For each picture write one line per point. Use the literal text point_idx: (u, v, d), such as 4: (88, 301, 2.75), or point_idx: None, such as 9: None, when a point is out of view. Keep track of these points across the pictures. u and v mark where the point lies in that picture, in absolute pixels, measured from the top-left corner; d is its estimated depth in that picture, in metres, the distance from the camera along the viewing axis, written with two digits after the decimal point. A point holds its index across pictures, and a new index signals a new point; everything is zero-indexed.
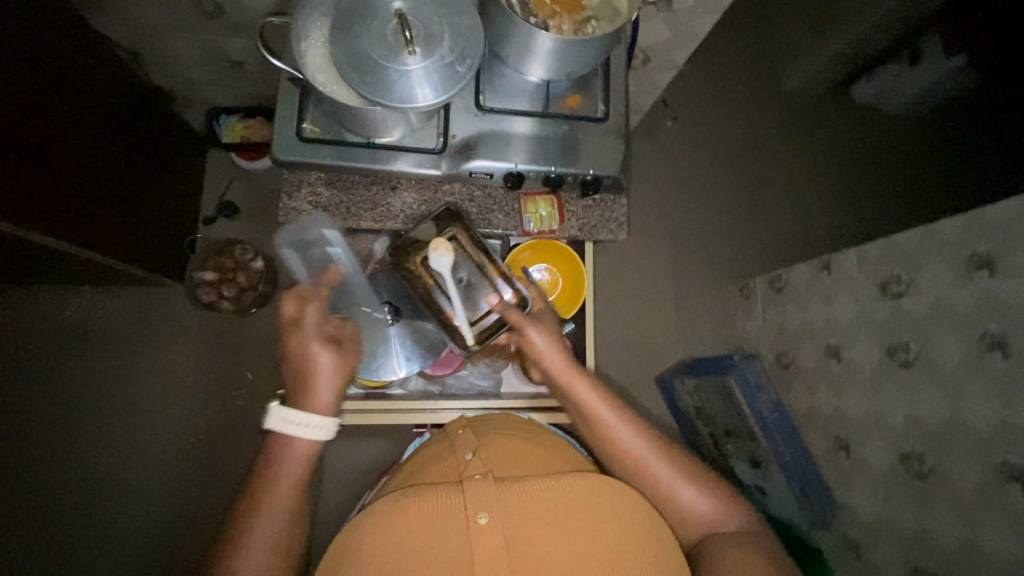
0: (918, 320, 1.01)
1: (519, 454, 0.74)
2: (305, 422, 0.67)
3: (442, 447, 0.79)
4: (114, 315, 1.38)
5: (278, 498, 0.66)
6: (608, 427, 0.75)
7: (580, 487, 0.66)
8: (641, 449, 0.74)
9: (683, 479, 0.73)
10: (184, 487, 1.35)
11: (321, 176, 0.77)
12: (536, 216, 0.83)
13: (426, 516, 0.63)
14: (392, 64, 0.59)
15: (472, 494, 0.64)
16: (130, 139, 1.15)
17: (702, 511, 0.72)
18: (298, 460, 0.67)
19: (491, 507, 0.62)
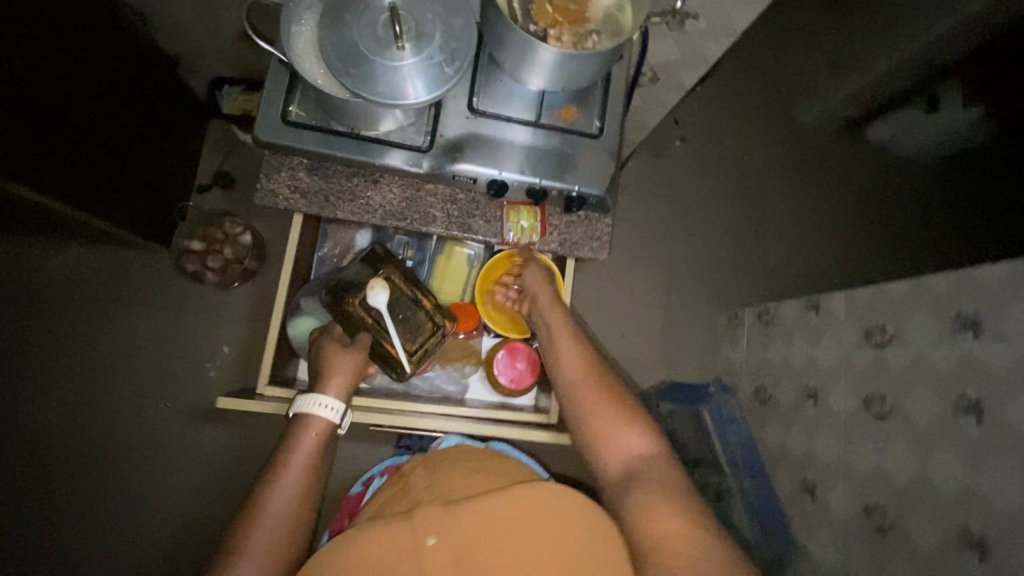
0: (898, 373, 1.00)
1: (470, 478, 0.80)
2: (325, 403, 0.77)
3: (397, 481, 0.84)
4: (97, 274, 1.37)
5: (290, 479, 0.71)
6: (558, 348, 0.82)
7: (521, 501, 0.72)
8: (581, 372, 0.78)
9: (617, 414, 0.74)
10: (144, 454, 1.34)
11: (303, 161, 0.75)
12: (517, 225, 0.81)
13: (379, 546, 0.70)
14: (378, 57, 0.58)
15: (419, 519, 0.71)
16: (132, 101, 1.13)
17: (633, 450, 0.72)
18: (316, 435, 0.76)
19: (439, 530, 0.71)
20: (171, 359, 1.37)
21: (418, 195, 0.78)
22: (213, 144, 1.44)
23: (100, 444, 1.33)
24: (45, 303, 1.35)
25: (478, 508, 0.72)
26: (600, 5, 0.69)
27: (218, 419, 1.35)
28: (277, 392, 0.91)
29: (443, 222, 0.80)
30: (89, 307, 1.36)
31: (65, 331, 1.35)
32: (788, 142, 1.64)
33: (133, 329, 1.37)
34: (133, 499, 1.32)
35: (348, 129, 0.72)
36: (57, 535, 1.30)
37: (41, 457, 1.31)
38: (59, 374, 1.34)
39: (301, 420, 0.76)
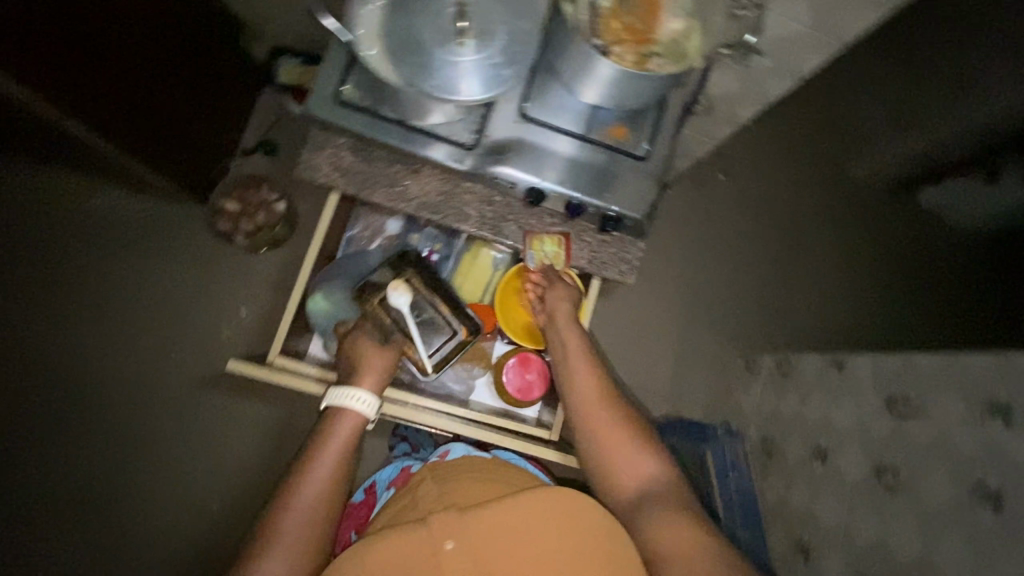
0: (916, 448, 0.96)
1: (479, 488, 0.79)
2: (355, 396, 0.78)
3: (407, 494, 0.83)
4: (133, 219, 1.40)
5: (321, 471, 0.73)
6: (571, 372, 0.82)
7: (533, 507, 0.72)
8: (595, 397, 0.79)
9: (637, 445, 0.76)
10: (148, 402, 1.35)
11: (348, 141, 0.75)
12: (541, 252, 0.85)
13: (395, 551, 0.68)
14: (439, 49, 0.58)
15: (437, 524, 0.70)
16: (191, 57, 1.16)
17: (647, 474, 0.75)
18: (346, 429, 0.77)
19: (456, 534, 0.70)
20: (189, 313, 1.39)
21: (455, 191, 0.78)
22: (263, 110, 1.46)
23: (107, 384, 1.35)
24: (81, 239, 1.39)
25: (492, 515, 0.71)
26: (668, 28, 0.68)
27: (225, 379, 1.37)
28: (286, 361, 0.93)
29: (476, 221, 0.80)
30: (121, 250, 1.39)
31: (94, 269, 1.38)
32: (834, 194, 1.59)
33: (158, 277, 1.39)
34: (129, 444, 1.34)
35: (395, 115, 0.72)
36: (51, 467, 1.32)
37: (50, 387, 1.34)
38: (82, 310, 1.37)
39: (334, 414, 0.77)
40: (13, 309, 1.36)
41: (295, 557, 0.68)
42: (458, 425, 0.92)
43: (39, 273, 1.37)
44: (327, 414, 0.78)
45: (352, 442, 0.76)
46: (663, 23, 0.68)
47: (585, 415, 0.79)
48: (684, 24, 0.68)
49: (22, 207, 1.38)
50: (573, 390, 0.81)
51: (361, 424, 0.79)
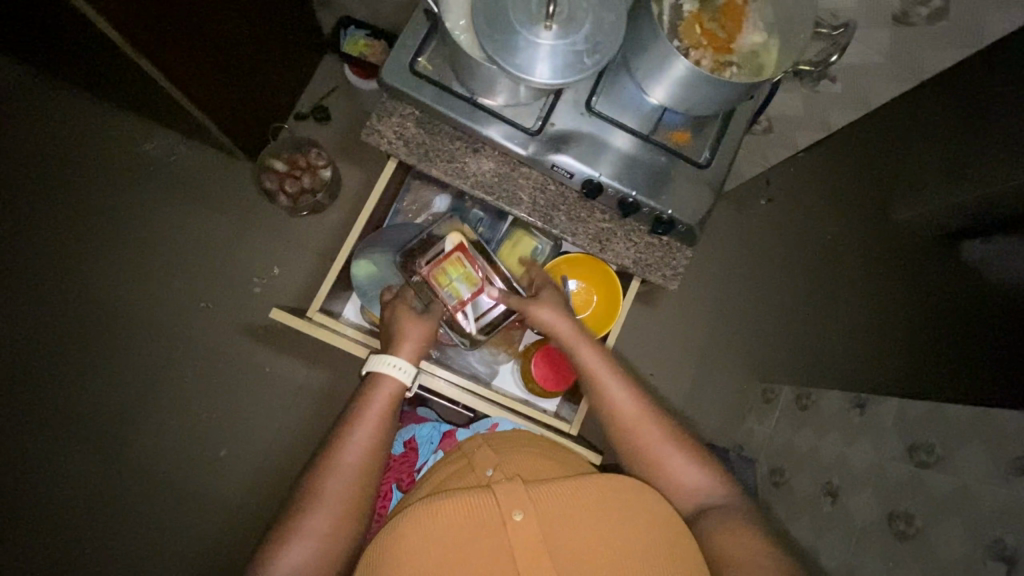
0: (932, 498, 0.95)
1: (538, 462, 0.75)
2: (396, 364, 0.79)
3: (457, 454, 0.79)
4: (184, 167, 1.44)
5: (364, 435, 0.74)
6: (606, 392, 0.79)
7: (598, 494, 0.67)
8: (636, 417, 0.77)
9: (684, 456, 0.76)
10: (173, 345, 1.39)
11: (414, 112, 0.76)
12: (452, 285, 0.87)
13: (459, 514, 0.64)
14: (524, 30, 0.59)
15: (504, 494, 0.65)
16: (258, 14, 1.19)
17: (702, 488, 0.75)
18: (384, 396, 0.77)
19: (524, 504, 0.64)
20: (225, 266, 1.42)
21: (510, 174, 0.77)
22: (322, 77, 1.49)
23: (137, 324, 1.39)
24: (131, 180, 1.43)
25: (561, 494, 0.66)
26: (748, 41, 0.68)
27: (250, 334, 1.40)
28: (325, 318, 0.94)
29: (527, 208, 0.78)
30: (168, 196, 1.43)
31: (140, 211, 1.42)
32: (876, 235, 1.57)
33: (200, 226, 1.43)
34: (150, 384, 1.37)
35: (465, 92, 0.72)
36: (76, 398, 1.36)
37: (85, 320, 1.38)
38: (123, 248, 1.41)
39: (373, 382, 0.78)
40: (61, 239, 1.40)
41: (336, 516, 0.70)
42: (481, 404, 0.93)
43: (89, 209, 1.42)
44: (368, 382, 0.79)
45: (393, 407, 0.78)
46: (743, 36, 0.68)
47: (623, 435, 0.77)
48: (765, 39, 0.68)
49: (81, 144, 1.43)
50: (611, 411, 0.78)
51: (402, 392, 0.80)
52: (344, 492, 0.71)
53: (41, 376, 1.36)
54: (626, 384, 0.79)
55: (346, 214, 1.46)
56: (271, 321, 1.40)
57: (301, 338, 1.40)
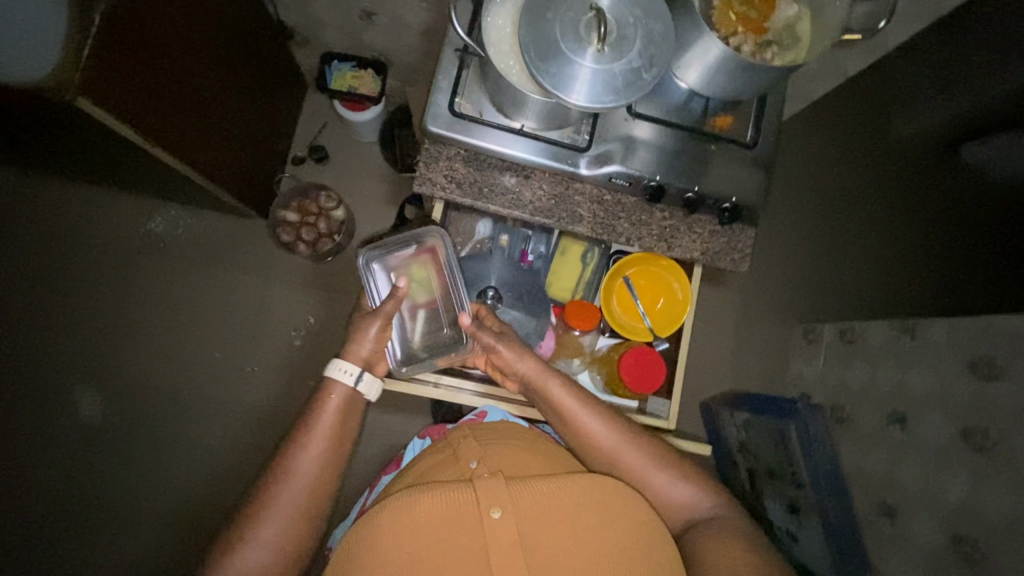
0: (1004, 408, 0.96)
1: (522, 455, 0.75)
2: (346, 369, 0.80)
3: (445, 443, 0.81)
4: (195, 235, 1.42)
5: (314, 446, 0.76)
6: (581, 426, 0.78)
7: (582, 492, 0.68)
8: (615, 444, 0.76)
9: (666, 474, 0.75)
10: (222, 414, 1.38)
11: (460, 152, 0.76)
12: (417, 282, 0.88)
13: (439, 509, 0.65)
14: (577, 56, 0.58)
15: (483, 489, 0.66)
16: (249, 74, 1.15)
17: (687, 502, 0.75)
18: (334, 402, 0.79)
19: (503, 502, 0.65)
20: (260, 326, 1.41)
21: (564, 193, 0.77)
22: (313, 119, 1.47)
23: (183, 399, 1.38)
24: (146, 259, 1.41)
25: (542, 488, 0.67)
26: (781, 15, 0.68)
27: (299, 388, 1.39)
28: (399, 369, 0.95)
29: (588, 223, 0.79)
30: (186, 267, 1.41)
31: (165, 290, 1.40)
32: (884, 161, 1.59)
33: (225, 291, 1.41)
34: (209, 457, 1.36)
35: (510, 123, 0.72)
36: (142, 487, 1.34)
37: (132, 409, 1.36)
38: (152, 328, 1.39)
39: (323, 391, 0.80)
40: None
41: (287, 522, 0.73)
42: None
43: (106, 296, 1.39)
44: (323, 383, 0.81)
45: (344, 415, 0.80)
46: (777, 11, 0.68)
47: (602, 460, 0.77)
48: (796, 9, 0.68)
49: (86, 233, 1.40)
50: (588, 444, 0.77)
51: (356, 398, 0.81)
52: (288, 501, 0.74)
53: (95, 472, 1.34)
54: (602, 413, 0.78)
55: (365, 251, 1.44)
56: (316, 373, 1.39)
57: None
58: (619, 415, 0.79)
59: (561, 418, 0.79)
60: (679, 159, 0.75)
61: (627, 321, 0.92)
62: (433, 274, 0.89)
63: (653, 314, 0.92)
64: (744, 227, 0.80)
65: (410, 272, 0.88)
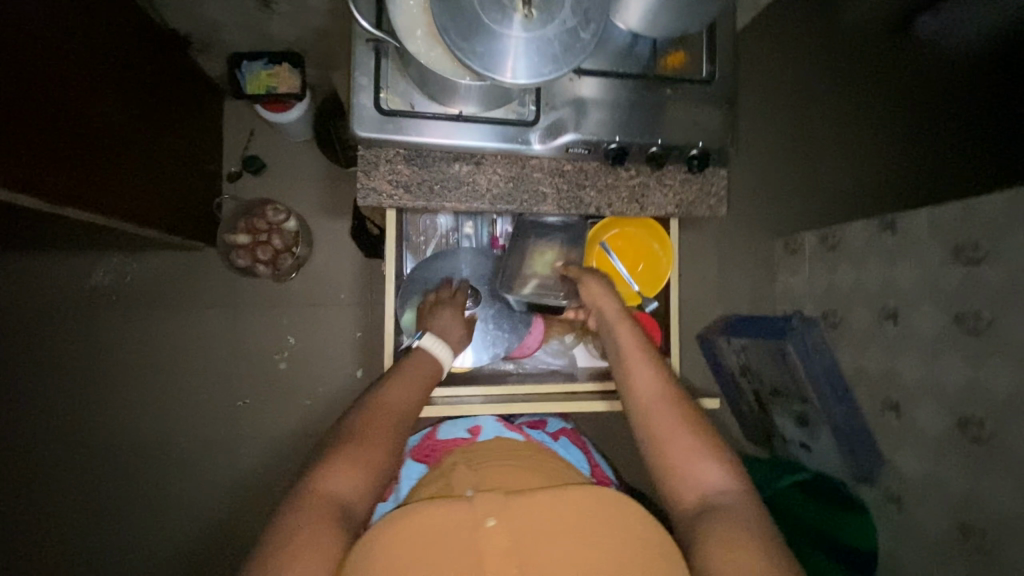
0: (994, 289, 0.95)
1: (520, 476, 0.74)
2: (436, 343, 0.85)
3: (438, 469, 0.81)
4: (143, 279, 1.33)
5: (412, 386, 0.78)
6: (632, 373, 0.77)
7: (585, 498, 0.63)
8: (660, 397, 0.74)
9: (696, 447, 0.70)
10: (223, 452, 1.34)
11: (400, 151, 0.69)
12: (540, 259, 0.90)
13: (430, 525, 0.60)
14: (502, 26, 0.51)
15: (481, 501, 0.63)
16: (152, 96, 1.03)
17: (709, 485, 0.67)
18: (426, 367, 0.82)
19: (500, 512, 0.61)
20: (238, 357, 1.35)
21: (523, 173, 0.72)
22: (236, 129, 1.35)
23: (178, 448, 1.33)
24: (96, 316, 1.32)
25: (541, 499, 0.63)
26: None
27: (295, 408, 1.35)
28: None
29: (553, 200, 0.74)
30: (142, 314, 1.33)
31: (129, 339, 1.32)
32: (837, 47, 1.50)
33: (190, 330, 1.34)
34: (221, 495, 1.33)
35: (446, 110, 0.65)
36: (165, 539, 1.32)
37: (134, 465, 1.32)
38: (123, 384, 1.32)
39: (418, 353, 0.83)
40: (51, 405, 1.30)
41: (380, 439, 0.71)
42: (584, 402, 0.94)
43: (64, 363, 1.31)
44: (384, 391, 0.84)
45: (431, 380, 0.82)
46: None
47: (637, 412, 0.74)
48: None
49: (23, 303, 1.30)
50: (636, 393, 0.76)
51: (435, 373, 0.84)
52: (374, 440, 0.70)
53: (110, 538, 1.31)
54: (655, 367, 0.77)
55: (328, 255, 1.37)
56: (309, 389, 1.35)
57: (345, 391, 1.36)
58: (668, 375, 0.77)
59: (620, 362, 0.79)
60: (635, 113, 0.69)
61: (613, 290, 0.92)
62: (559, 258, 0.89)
63: (637, 277, 0.92)
64: (716, 170, 0.76)
65: (541, 252, 0.90)
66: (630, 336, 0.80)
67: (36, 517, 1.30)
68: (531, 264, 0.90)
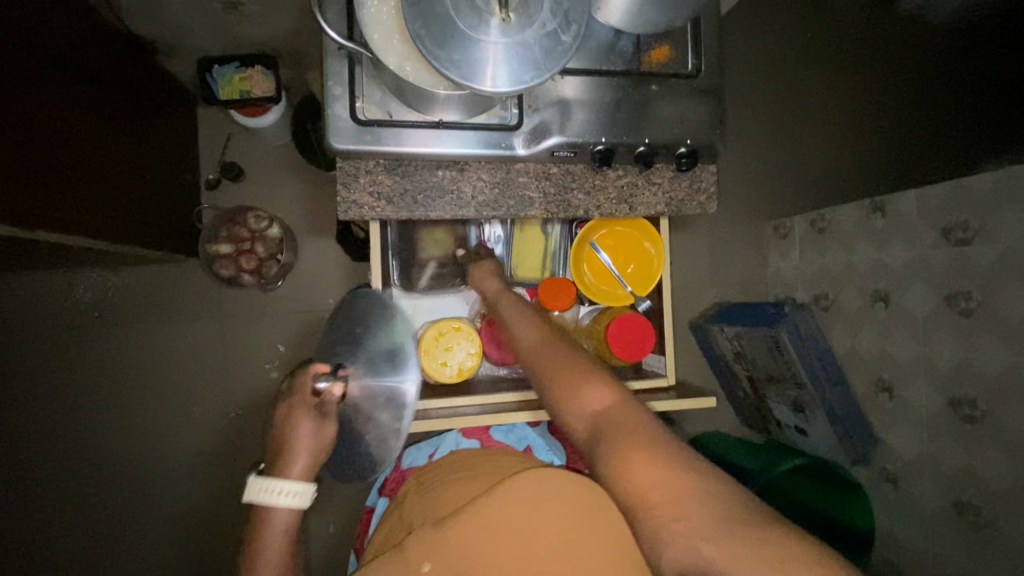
0: (986, 270, 0.94)
1: (459, 489, 0.78)
2: (282, 491, 0.71)
3: (398, 511, 0.84)
4: (126, 292, 1.30)
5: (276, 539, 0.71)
6: (518, 334, 0.75)
7: (514, 504, 0.66)
8: (545, 344, 0.71)
9: (577, 375, 0.64)
10: (217, 462, 1.32)
11: (380, 162, 0.67)
12: (432, 244, 0.94)
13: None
14: (478, 32, 0.49)
15: (413, 547, 0.69)
16: (121, 107, 0.99)
17: (597, 407, 0.61)
18: (276, 524, 0.72)
19: (432, 554, 0.68)
20: (228, 367, 1.32)
21: (508, 178, 0.70)
22: (212, 134, 1.31)
23: (172, 462, 1.31)
24: (80, 332, 1.29)
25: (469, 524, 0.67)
26: None
27: None
28: None
29: (540, 203, 0.72)
30: (126, 328, 1.30)
31: (116, 356, 1.30)
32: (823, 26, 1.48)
33: (178, 342, 1.31)
34: (218, 505, 1.32)
35: (426, 117, 0.63)
36: (165, 553, 1.31)
37: (128, 482, 1.30)
38: (111, 400, 1.29)
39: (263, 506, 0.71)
40: (38, 425, 1.28)
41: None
42: None
43: (48, 382, 1.28)
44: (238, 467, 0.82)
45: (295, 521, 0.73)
46: None
47: (527, 361, 0.71)
48: None
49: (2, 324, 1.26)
50: (524, 351, 0.73)
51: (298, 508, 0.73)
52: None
53: (107, 555, 1.30)
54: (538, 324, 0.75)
55: (314, 260, 1.34)
56: None
57: None
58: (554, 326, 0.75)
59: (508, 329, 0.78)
60: (623, 112, 0.67)
61: (606, 292, 0.91)
62: (451, 242, 0.94)
63: (629, 278, 0.92)
64: (706, 165, 0.75)
65: (434, 235, 0.93)
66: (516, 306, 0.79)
67: (33, 540, 1.28)
68: (426, 250, 0.94)
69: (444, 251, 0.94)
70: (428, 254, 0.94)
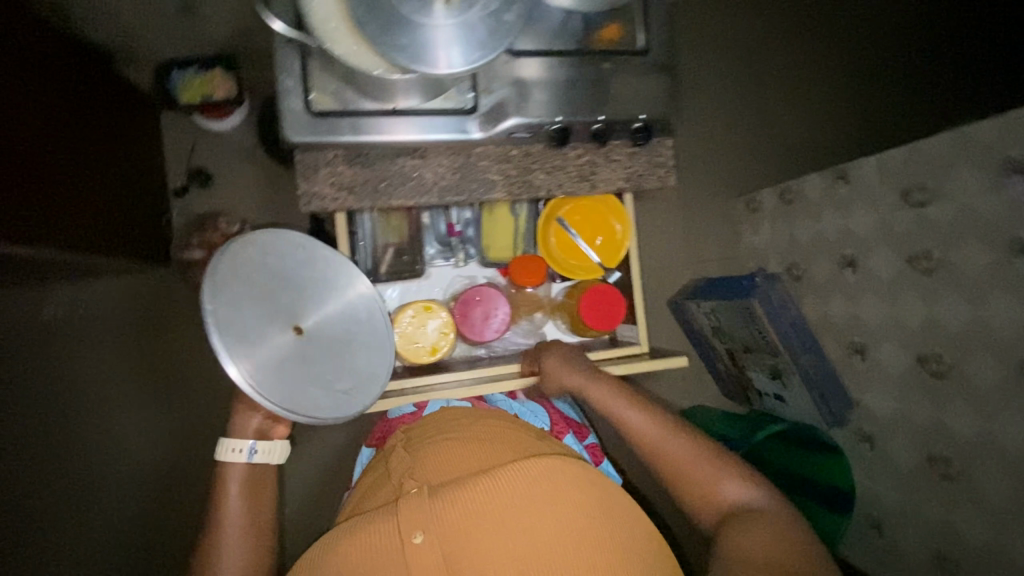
0: (945, 227, 0.97)
1: (452, 454, 0.74)
2: (235, 446, 0.81)
3: (384, 465, 0.81)
4: None
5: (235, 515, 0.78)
6: (625, 420, 0.80)
7: (522, 475, 0.66)
8: (658, 434, 0.78)
9: (711, 469, 0.74)
10: (202, 469, 1.31)
11: (340, 153, 0.68)
12: (390, 229, 0.95)
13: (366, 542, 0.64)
14: (422, 15, 0.50)
15: (405, 513, 0.64)
16: (80, 114, 0.98)
17: (733, 499, 0.71)
18: (233, 480, 0.80)
19: (425, 524, 0.63)
20: (209, 373, 1.31)
21: (468, 162, 0.71)
22: (177, 139, 1.29)
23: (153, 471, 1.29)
24: None
25: (477, 490, 0.65)
26: None
27: None
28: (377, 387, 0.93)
29: (502, 185, 0.73)
30: None
31: None
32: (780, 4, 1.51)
33: (155, 351, 1.30)
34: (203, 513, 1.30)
35: (383, 105, 0.64)
36: None
37: None
38: None
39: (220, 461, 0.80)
40: None
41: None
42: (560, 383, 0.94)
43: None
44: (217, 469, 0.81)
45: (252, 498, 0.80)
46: None
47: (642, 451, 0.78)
48: None
49: None
50: (636, 439, 0.79)
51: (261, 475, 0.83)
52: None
53: None
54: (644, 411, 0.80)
55: None
56: None
57: None
58: (660, 410, 0.81)
59: (609, 415, 0.82)
60: (578, 91, 0.68)
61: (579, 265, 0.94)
62: (407, 225, 0.95)
63: (596, 250, 0.94)
64: (663, 138, 0.76)
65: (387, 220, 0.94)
66: (613, 391, 0.83)
67: None
68: (382, 233, 0.95)
69: (397, 235, 0.95)
70: (386, 238, 0.95)
